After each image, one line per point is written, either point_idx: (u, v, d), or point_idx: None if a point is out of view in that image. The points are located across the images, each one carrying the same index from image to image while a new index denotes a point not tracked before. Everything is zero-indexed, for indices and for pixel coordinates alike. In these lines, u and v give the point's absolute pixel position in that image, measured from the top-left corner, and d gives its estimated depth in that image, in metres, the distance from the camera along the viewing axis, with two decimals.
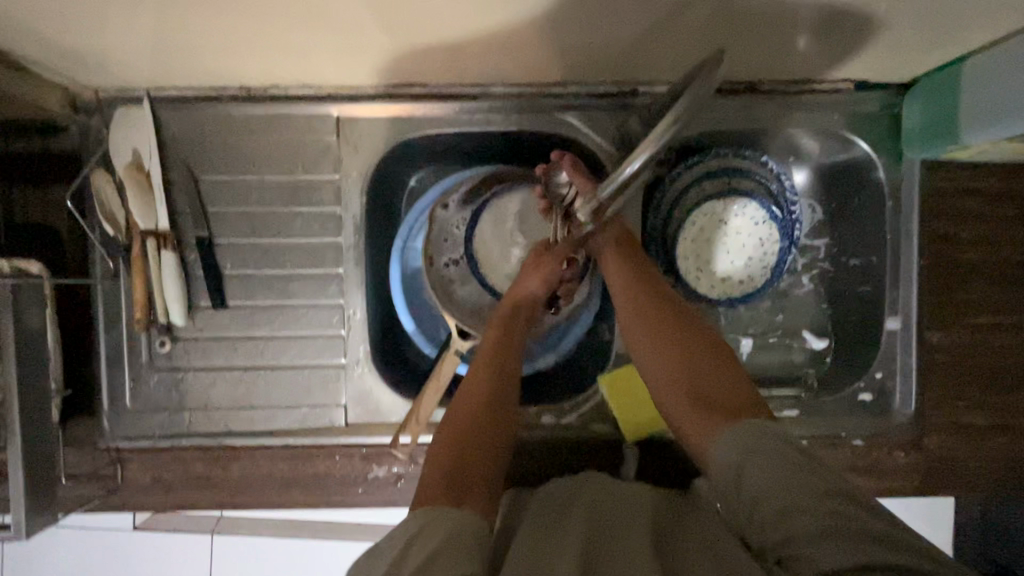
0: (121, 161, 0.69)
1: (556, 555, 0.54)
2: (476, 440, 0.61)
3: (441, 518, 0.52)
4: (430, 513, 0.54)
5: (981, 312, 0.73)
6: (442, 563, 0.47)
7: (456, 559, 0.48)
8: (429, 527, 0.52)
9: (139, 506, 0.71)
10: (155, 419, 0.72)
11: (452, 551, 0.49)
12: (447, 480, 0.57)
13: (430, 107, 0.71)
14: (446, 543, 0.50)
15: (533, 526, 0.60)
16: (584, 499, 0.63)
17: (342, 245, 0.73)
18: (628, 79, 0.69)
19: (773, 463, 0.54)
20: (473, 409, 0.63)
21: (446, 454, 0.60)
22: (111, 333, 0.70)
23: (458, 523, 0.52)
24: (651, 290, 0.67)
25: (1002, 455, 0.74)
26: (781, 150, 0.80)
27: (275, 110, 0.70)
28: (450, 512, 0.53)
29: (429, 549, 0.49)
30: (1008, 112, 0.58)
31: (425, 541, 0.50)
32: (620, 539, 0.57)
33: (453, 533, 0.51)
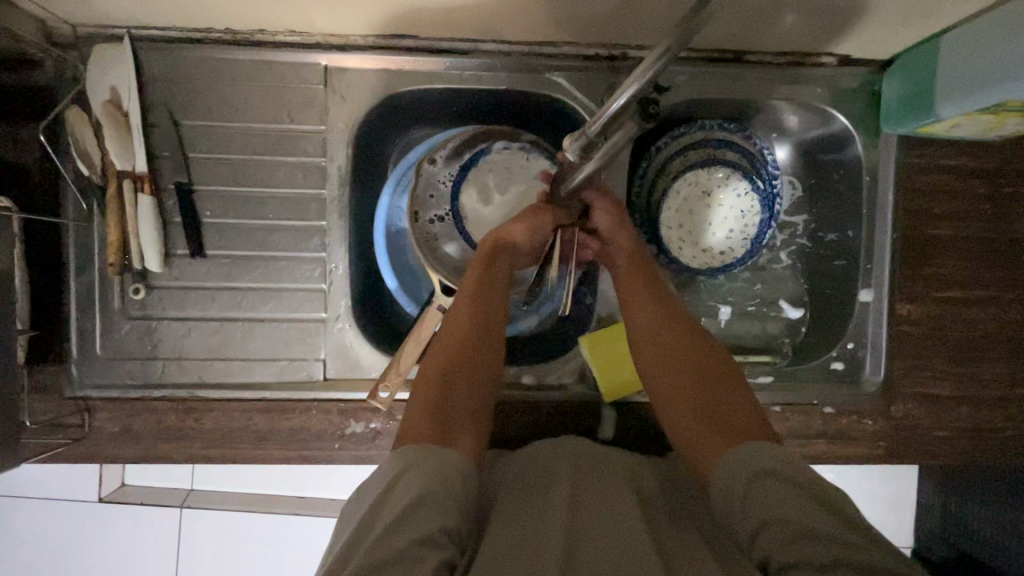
0: (97, 100, 0.67)
1: (541, 531, 0.53)
2: (461, 386, 0.62)
3: (422, 463, 0.54)
4: (412, 455, 0.55)
5: (949, 287, 0.76)
6: (419, 517, 0.49)
7: (432, 512, 0.50)
8: (411, 471, 0.54)
9: (106, 458, 0.69)
10: (126, 368, 0.70)
11: (430, 500, 0.51)
12: (431, 421, 0.59)
13: (419, 61, 0.70)
14: (427, 488, 0.52)
15: (514, 485, 0.61)
16: (566, 457, 0.63)
17: (326, 197, 0.72)
18: (618, 41, 0.70)
19: (785, 487, 0.53)
20: (462, 357, 0.63)
21: (432, 398, 0.61)
22: (82, 277, 0.68)
23: (439, 466, 0.54)
24: (665, 311, 0.68)
25: (966, 425, 0.76)
26: (765, 124, 0.82)
27: (261, 56, 0.69)
28: (431, 456, 0.55)
29: (409, 497, 0.51)
30: (985, 83, 0.60)
31: (406, 486, 0.52)
32: (597, 499, 0.58)
33: (435, 478, 0.53)
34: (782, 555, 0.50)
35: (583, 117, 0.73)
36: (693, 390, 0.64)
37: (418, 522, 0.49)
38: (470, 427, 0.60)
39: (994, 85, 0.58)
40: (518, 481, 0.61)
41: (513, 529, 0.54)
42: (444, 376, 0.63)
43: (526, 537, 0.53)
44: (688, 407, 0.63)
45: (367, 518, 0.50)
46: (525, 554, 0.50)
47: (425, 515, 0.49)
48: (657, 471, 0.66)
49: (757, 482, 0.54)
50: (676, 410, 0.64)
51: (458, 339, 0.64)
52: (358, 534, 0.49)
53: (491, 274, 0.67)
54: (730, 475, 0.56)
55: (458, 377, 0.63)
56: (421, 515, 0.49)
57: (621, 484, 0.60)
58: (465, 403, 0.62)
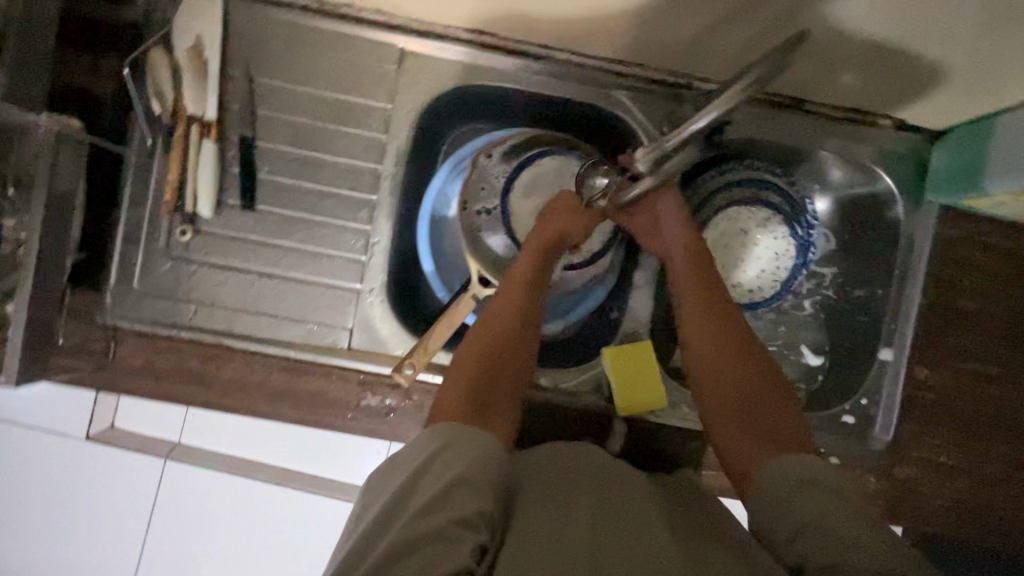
0: (182, 44, 0.69)
1: (574, 510, 0.54)
2: (499, 377, 0.65)
3: (461, 444, 0.55)
4: (456, 434, 0.57)
5: (968, 359, 0.78)
6: (456, 498, 0.50)
7: (467, 495, 0.50)
8: (449, 451, 0.55)
9: (123, 389, 0.71)
10: (156, 306, 0.71)
11: (468, 482, 0.51)
12: (471, 405, 0.61)
13: (493, 58, 0.73)
14: (469, 468, 0.53)
15: (545, 468, 0.61)
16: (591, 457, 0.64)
17: (381, 173, 0.73)
18: (687, 70, 0.73)
19: (827, 497, 0.56)
20: (502, 350, 0.66)
21: (471, 384, 0.63)
22: (133, 211, 0.69)
23: (480, 448, 0.56)
24: (725, 328, 0.72)
25: (967, 498, 0.77)
26: (808, 175, 0.83)
27: (344, 28, 0.72)
28: (474, 439, 0.56)
29: (451, 475, 0.52)
30: None
31: (448, 463, 0.53)
32: (630, 495, 0.58)
33: (475, 459, 0.54)
34: (819, 557, 0.51)
35: (640, 135, 0.74)
36: (740, 404, 0.68)
37: (453, 503, 0.49)
38: (502, 415, 0.63)
39: None
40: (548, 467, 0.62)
41: (546, 502, 0.55)
42: (483, 365, 0.65)
43: (558, 505, 0.55)
44: (734, 420, 0.68)
45: (405, 492, 0.51)
46: (556, 519, 0.52)
47: (462, 496, 0.50)
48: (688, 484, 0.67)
49: (800, 492, 0.57)
50: (723, 420, 0.68)
51: (500, 332, 0.67)
52: (393, 511, 0.50)
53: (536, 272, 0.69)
54: (767, 490, 0.60)
55: (496, 369, 0.65)
56: (460, 494, 0.50)
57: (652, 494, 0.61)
58: (500, 394, 0.64)
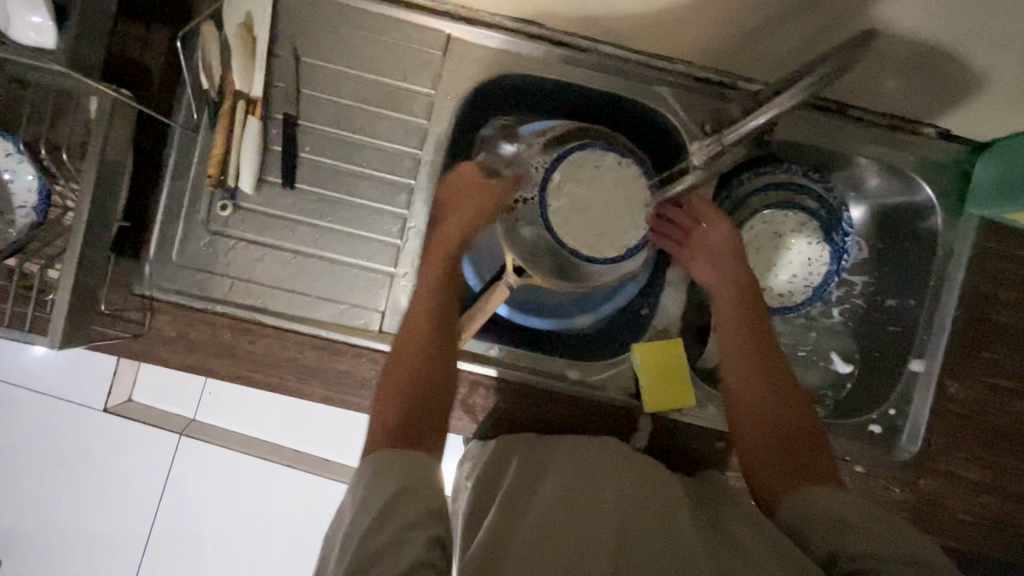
0: (232, 20, 0.69)
1: (597, 514, 0.53)
2: (426, 391, 0.62)
3: (396, 463, 0.53)
4: (381, 460, 0.54)
5: (1001, 374, 0.77)
6: (402, 506, 0.49)
7: (412, 502, 0.50)
8: (386, 470, 0.53)
9: (157, 360, 0.71)
10: (194, 278, 0.71)
11: (413, 492, 0.51)
12: (395, 425, 0.58)
13: (538, 48, 0.73)
14: (404, 482, 0.51)
15: (564, 469, 0.60)
16: (585, 458, 0.61)
17: (421, 158, 0.74)
18: (734, 68, 0.72)
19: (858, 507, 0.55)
20: (425, 362, 0.63)
21: (395, 404, 0.60)
22: (176, 184, 0.70)
23: (409, 463, 0.54)
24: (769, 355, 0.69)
25: (994, 514, 0.76)
26: (846, 181, 0.83)
27: (391, 12, 0.72)
28: (402, 457, 0.54)
29: (390, 490, 0.51)
30: None
31: (385, 480, 0.52)
32: (619, 492, 0.56)
33: (415, 470, 0.53)
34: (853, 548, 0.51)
35: (680, 131, 0.74)
36: (775, 430, 0.64)
37: (402, 510, 0.49)
38: (431, 428, 0.60)
39: None
40: (563, 469, 0.60)
41: (553, 514, 0.53)
42: (406, 383, 0.61)
43: (575, 521, 0.52)
44: (766, 445, 0.64)
45: (359, 507, 0.50)
46: (568, 535, 0.50)
47: (412, 503, 0.50)
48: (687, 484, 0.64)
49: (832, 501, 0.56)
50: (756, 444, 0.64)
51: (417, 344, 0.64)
52: (354, 523, 0.49)
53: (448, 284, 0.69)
54: (795, 516, 0.57)
55: (421, 383, 0.62)
56: (407, 502, 0.50)
57: (647, 483, 0.58)
58: (429, 407, 0.61)
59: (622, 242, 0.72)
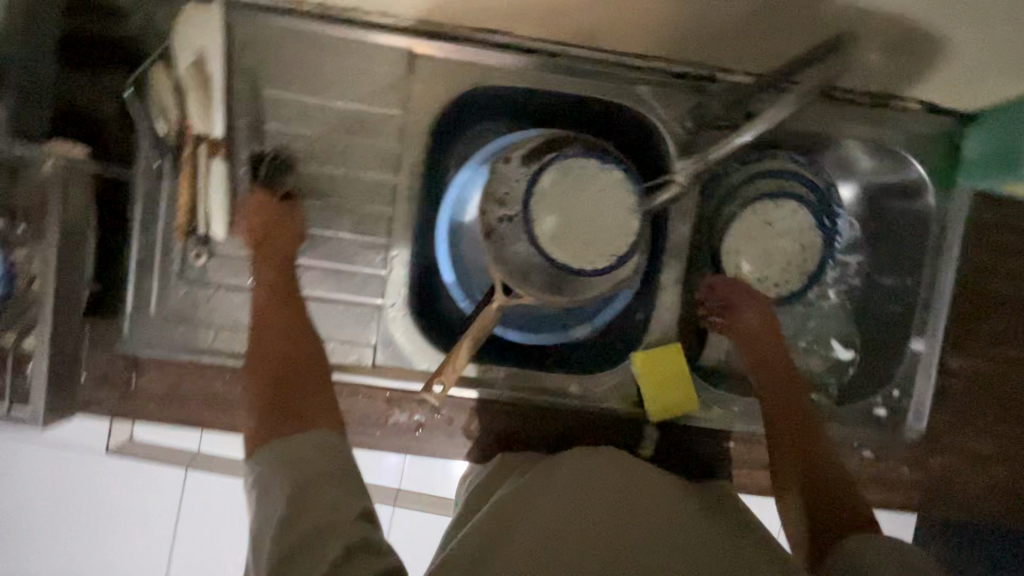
0: (185, 60, 0.65)
1: (586, 521, 0.49)
2: (301, 379, 0.61)
3: (286, 452, 0.52)
4: (274, 452, 0.53)
5: (1002, 343, 0.77)
6: (311, 498, 0.48)
7: (319, 492, 0.49)
8: (278, 464, 0.52)
9: (149, 418, 0.70)
10: (176, 332, 0.68)
11: (314, 484, 0.49)
12: (271, 418, 0.56)
13: (507, 57, 0.70)
14: (307, 467, 0.51)
15: (563, 473, 0.57)
16: (576, 461, 0.59)
17: (398, 185, 0.71)
18: (712, 61, 0.69)
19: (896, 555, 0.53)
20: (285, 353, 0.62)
21: (270, 403, 0.58)
22: (145, 236, 0.67)
23: (308, 446, 0.53)
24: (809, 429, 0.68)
25: (1002, 482, 0.77)
26: (833, 162, 0.80)
27: (349, 33, 0.68)
28: (294, 443, 0.53)
29: (293, 478, 0.50)
30: None
31: (284, 470, 0.51)
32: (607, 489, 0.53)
33: (311, 456, 0.52)
34: None
35: (660, 131, 0.72)
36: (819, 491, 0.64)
37: (310, 501, 0.48)
38: (315, 401, 0.59)
39: None
40: (560, 472, 0.57)
41: (545, 515, 0.51)
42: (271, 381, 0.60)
43: (572, 522, 0.50)
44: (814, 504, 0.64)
45: (264, 500, 0.50)
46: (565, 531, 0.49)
47: (323, 490, 0.49)
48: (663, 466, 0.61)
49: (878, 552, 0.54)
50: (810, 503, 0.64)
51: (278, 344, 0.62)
52: (263, 518, 0.49)
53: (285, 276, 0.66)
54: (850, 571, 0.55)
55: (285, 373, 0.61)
56: (316, 487, 0.49)
57: (628, 479, 0.55)
58: (309, 390, 0.60)
59: (611, 249, 0.70)
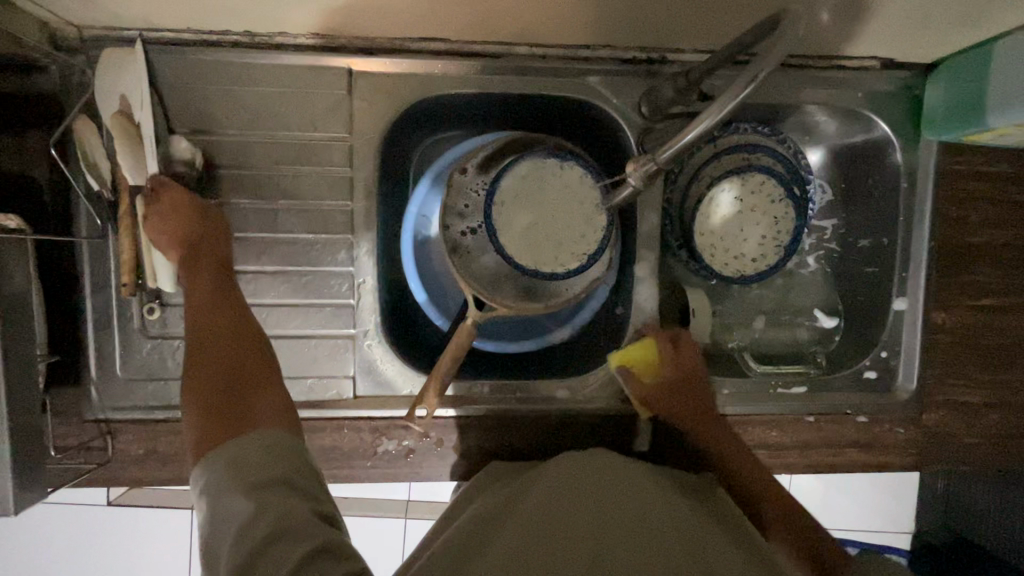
0: (109, 109, 0.63)
1: (573, 534, 0.52)
2: (241, 383, 0.56)
3: (236, 455, 0.48)
4: (221, 461, 0.48)
5: (986, 293, 0.76)
6: (272, 500, 0.45)
7: (279, 496, 0.45)
8: (229, 468, 0.47)
9: (131, 482, 0.68)
10: (147, 389, 0.67)
11: (274, 485, 0.46)
12: (216, 423, 0.51)
13: (447, 64, 0.67)
14: (257, 471, 0.47)
15: (552, 488, 0.59)
16: (566, 475, 0.61)
17: (353, 209, 0.68)
18: (658, 42, 0.67)
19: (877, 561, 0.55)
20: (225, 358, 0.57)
21: (205, 406, 0.53)
22: (99, 297, 0.65)
23: (254, 448, 0.48)
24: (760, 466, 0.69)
25: (997, 430, 0.77)
26: (796, 128, 0.80)
27: (280, 59, 0.66)
28: (240, 448, 0.49)
29: (244, 484, 0.46)
30: None
31: (233, 474, 0.47)
32: (583, 512, 0.55)
33: (269, 460, 0.48)
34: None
35: (616, 121, 0.70)
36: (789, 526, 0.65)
37: (270, 504, 0.45)
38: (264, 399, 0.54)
39: None
40: (550, 486, 0.59)
41: (518, 538, 0.52)
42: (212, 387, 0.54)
43: (546, 543, 0.51)
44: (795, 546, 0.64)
45: (215, 508, 0.46)
46: (537, 549, 0.50)
47: (279, 490, 0.46)
48: (641, 474, 0.62)
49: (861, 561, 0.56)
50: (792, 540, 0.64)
51: (208, 348, 0.57)
52: (216, 530, 0.45)
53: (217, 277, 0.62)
54: None
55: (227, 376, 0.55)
56: (272, 493, 0.45)
57: (605, 500, 0.56)
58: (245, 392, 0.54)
59: (582, 248, 0.68)
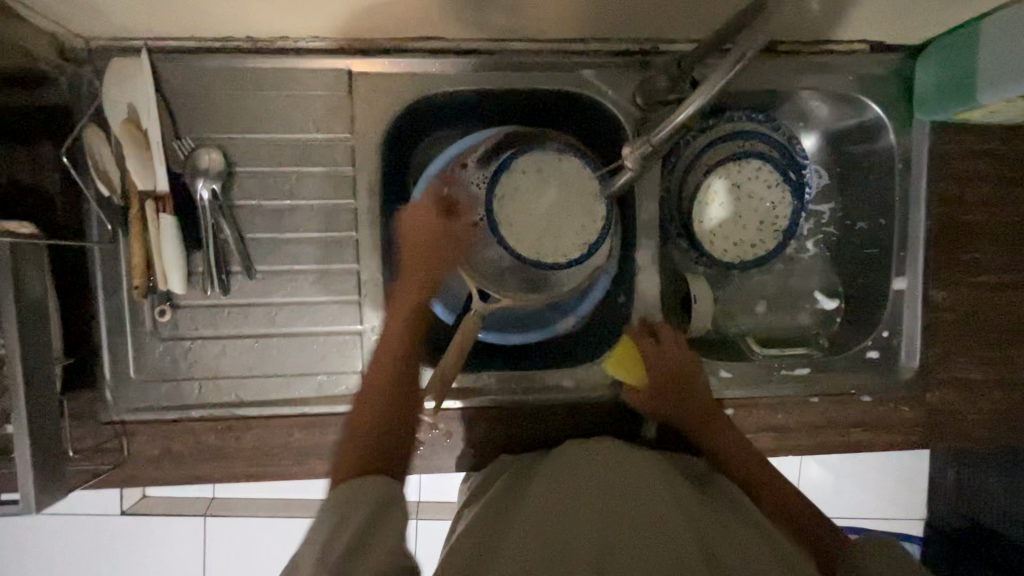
0: (116, 116, 0.64)
1: (579, 528, 0.53)
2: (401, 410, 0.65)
3: (359, 499, 0.55)
4: (346, 494, 0.55)
5: (985, 270, 0.76)
6: (385, 528, 0.52)
7: (393, 527, 0.52)
8: (355, 504, 0.54)
9: (147, 481, 0.69)
10: (161, 389, 0.68)
11: (384, 518, 0.53)
12: (358, 456, 0.61)
13: (445, 62, 0.69)
14: (377, 510, 0.54)
15: (552, 483, 0.60)
16: (566, 470, 0.61)
17: (356, 208, 0.70)
18: (651, 34, 0.69)
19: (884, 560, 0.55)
20: (392, 382, 0.66)
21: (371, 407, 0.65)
22: (111, 300, 0.67)
23: (373, 497, 0.55)
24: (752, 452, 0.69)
25: (1003, 407, 0.77)
26: (791, 115, 0.81)
27: (281, 63, 0.67)
28: (361, 488, 0.56)
29: (363, 513, 0.53)
30: (1016, 73, 0.60)
31: (357, 509, 0.53)
32: (593, 514, 0.54)
33: (385, 505, 0.55)
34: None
35: (612, 112, 0.71)
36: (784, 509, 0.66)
37: (382, 532, 0.51)
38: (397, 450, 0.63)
39: None
40: (549, 483, 0.60)
41: (529, 542, 0.51)
42: (376, 403, 0.65)
43: (555, 538, 0.51)
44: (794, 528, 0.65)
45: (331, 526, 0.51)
46: (552, 551, 0.50)
47: (389, 524, 0.53)
48: (645, 467, 0.62)
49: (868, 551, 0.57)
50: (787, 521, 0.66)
51: (388, 373, 0.66)
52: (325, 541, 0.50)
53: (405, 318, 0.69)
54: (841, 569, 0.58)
55: (388, 395, 0.65)
56: (388, 525, 0.52)
57: (614, 499, 0.56)
58: (400, 432, 0.64)
59: (585, 238, 0.70)
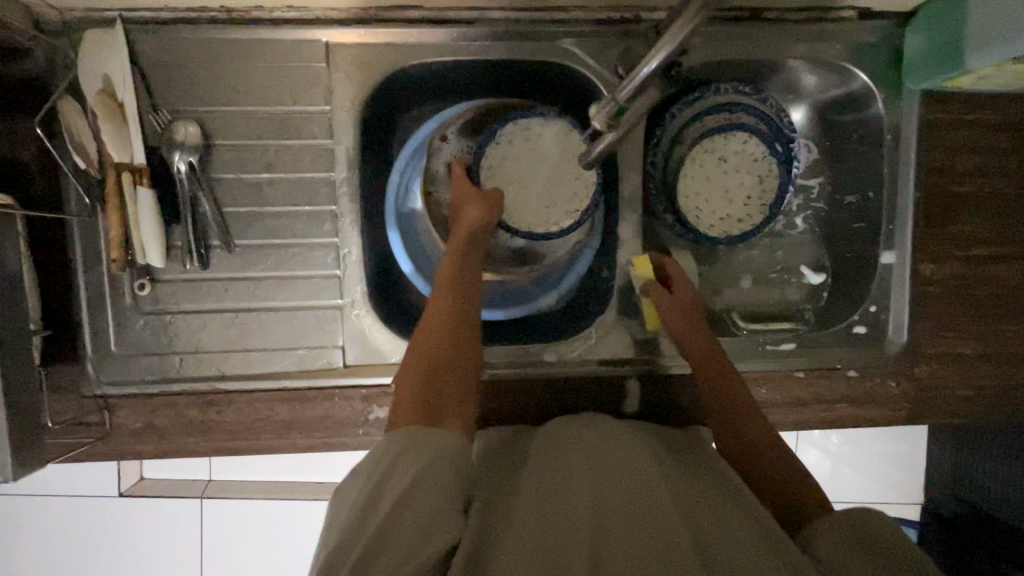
0: (92, 87, 0.64)
1: (568, 516, 0.51)
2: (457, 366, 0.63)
3: (411, 458, 0.52)
4: (402, 439, 0.55)
5: (976, 243, 0.75)
6: (423, 492, 0.49)
7: (434, 491, 0.50)
8: (404, 460, 0.52)
9: (130, 454, 0.69)
10: (143, 363, 0.68)
11: (427, 481, 0.50)
12: (419, 405, 0.58)
13: (423, 32, 0.68)
14: (428, 472, 0.51)
15: (545, 468, 0.58)
16: (559, 452, 0.59)
17: (335, 180, 0.69)
18: (633, 1, 0.68)
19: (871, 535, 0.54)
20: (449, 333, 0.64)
21: (430, 357, 0.62)
22: (91, 274, 0.67)
23: (421, 453, 0.53)
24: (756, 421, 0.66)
25: (992, 382, 0.76)
26: (781, 87, 0.80)
27: (257, 33, 0.67)
28: (420, 436, 0.55)
29: (408, 475, 0.51)
30: (1001, 34, 0.58)
31: (404, 468, 0.52)
32: (583, 504, 0.52)
33: (434, 463, 0.52)
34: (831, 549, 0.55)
35: (593, 82, 0.70)
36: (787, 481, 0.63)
37: (421, 499, 0.49)
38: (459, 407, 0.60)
39: (1011, 31, 0.57)
40: (541, 468, 0.58)
41: (524, 533, 0.50)
42: (431, 354, 0.62)
43: (547, 529, 0.50)
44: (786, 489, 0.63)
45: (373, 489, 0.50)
46: (545, 543, 0.48)
47: (432, 487, 0.50)
48: (640, 448, 0.59)
49: (861, 524, 0.56)
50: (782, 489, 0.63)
51: (452, 322, 0.64)
52: (365, 511, 0.49)
53: (463, 267, 0.68)
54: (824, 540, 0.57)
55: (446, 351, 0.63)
56: (432, 490, 0.50)
57: (604, 480, 0.54)
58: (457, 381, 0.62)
59: (574, 206, 0.70)
